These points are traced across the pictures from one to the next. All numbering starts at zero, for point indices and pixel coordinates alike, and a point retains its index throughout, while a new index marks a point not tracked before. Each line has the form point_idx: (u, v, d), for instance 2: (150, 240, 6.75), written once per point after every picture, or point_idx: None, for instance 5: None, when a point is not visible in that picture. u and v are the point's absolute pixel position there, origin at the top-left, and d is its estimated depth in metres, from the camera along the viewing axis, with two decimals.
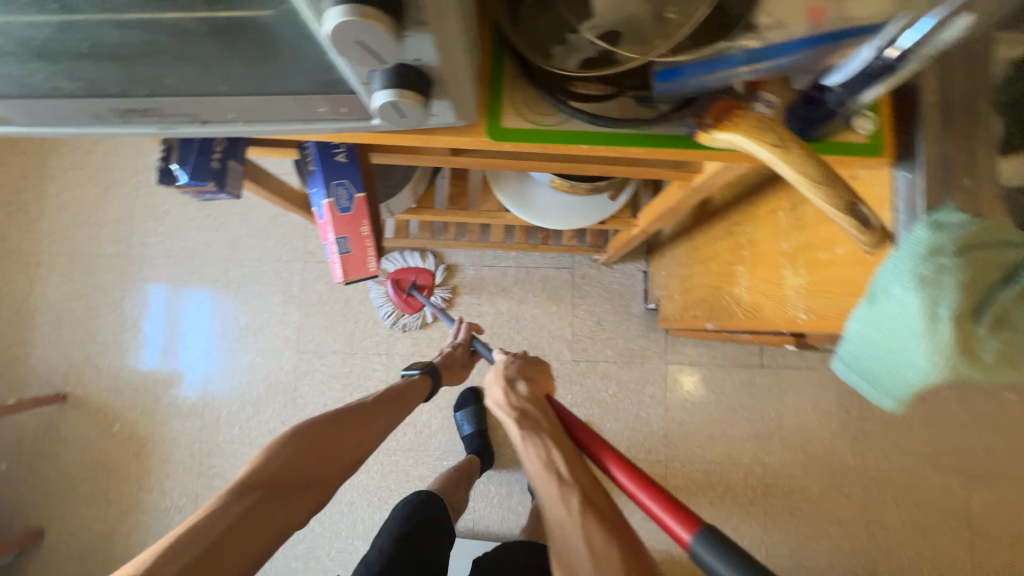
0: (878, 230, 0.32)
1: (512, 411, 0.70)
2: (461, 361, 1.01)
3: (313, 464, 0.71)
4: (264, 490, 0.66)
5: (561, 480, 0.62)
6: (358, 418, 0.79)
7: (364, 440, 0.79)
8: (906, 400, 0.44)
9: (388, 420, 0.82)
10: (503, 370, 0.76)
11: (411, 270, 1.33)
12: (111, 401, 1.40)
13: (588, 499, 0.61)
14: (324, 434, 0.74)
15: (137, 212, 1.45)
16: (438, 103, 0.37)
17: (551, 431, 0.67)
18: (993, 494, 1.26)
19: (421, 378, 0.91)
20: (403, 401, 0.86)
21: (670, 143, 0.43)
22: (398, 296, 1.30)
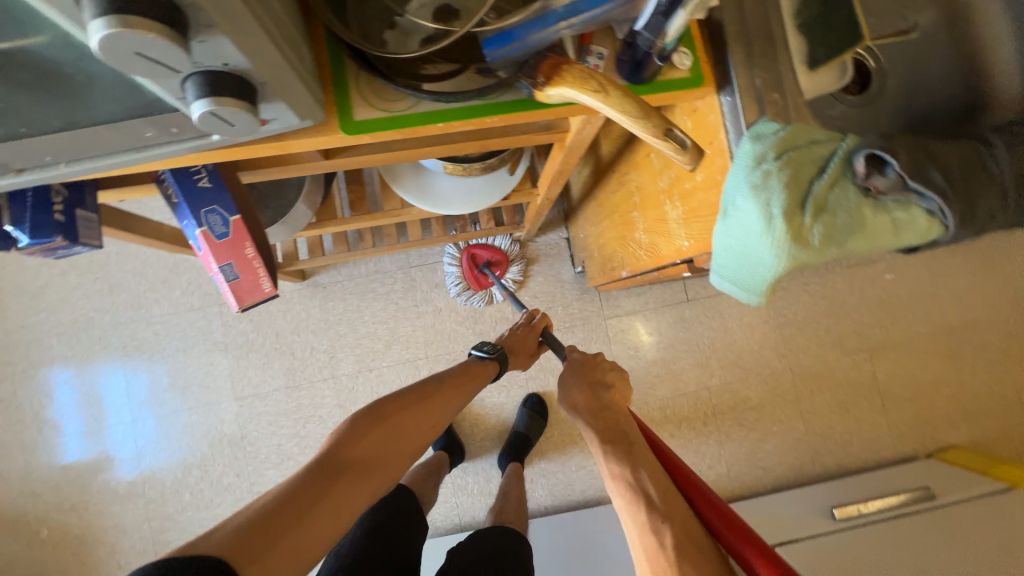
0: (694, 149, 0.37)
1: (591, 420, 0.73)
2: (528, 350, 0.95)
3: (394, 441, 0.69)
4: (347, 466, 0.63)
5: (653, 504, 0.61)
6: (434, 398, 0.76)
7: (437, 421, 0.76)
8: (762, 292, 0.50)
9: (460, 400, 0.80)
10: (581, 375, 0.78)
11: (489, 246, 1.33)
12: (30, 506, 1.25)
13: (685, 530, 0.59)
14: (400, 413, 0.72)
15: (7, 292, 1.28)
16: (272, 106, 0.36)
17: (638, 448, 0.68)
18: (890, 362, 1.48)
19: (489, 362, 0.87)
20: (473, 377, 0.83)
21: (519, 107, 0.45)
22: (471, 271, 1.31)
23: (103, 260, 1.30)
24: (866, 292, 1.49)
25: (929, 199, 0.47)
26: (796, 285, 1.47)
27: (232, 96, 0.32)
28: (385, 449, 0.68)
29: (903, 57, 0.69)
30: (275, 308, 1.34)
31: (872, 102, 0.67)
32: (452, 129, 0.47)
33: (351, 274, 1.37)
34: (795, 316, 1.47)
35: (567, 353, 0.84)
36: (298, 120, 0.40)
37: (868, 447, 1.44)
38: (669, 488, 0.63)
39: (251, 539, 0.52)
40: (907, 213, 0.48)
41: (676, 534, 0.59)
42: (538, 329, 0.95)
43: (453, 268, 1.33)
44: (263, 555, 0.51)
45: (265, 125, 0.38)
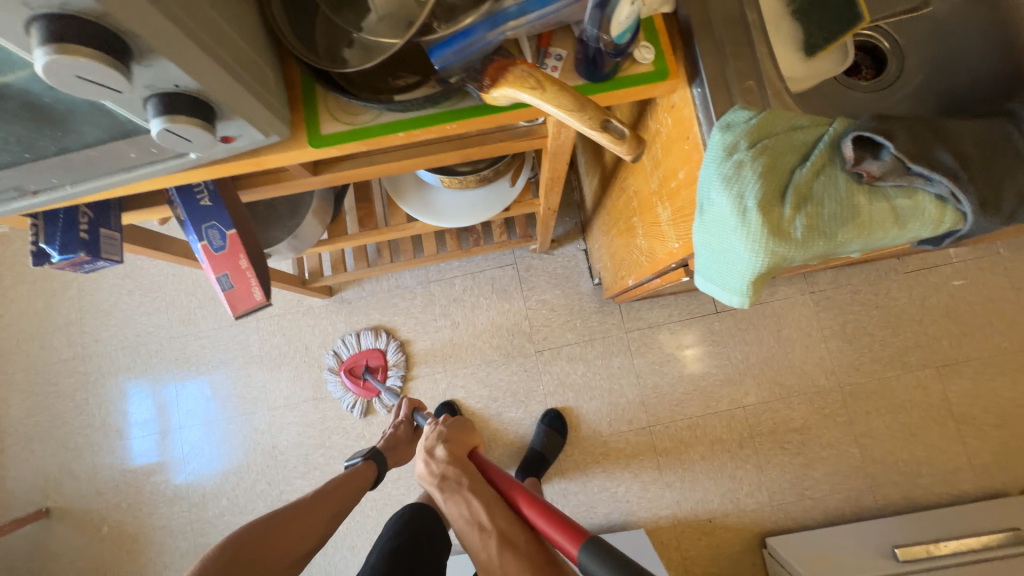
0: (632, 138, 0.36)
1: (436, 478, 0.73)
2: (405, 440, 1.06)
3: (255, 564, 0.74)
4: None
5: (482, 529, 0.64)
6: (303, 509, 0.84)
7: (308, 533, 0.82)
8: (745, 291, 0.46)
9: (332, 511, 0.87)
10: (425, 441, 0.79)
11: (362, 354, 1.37)
12: (95, 504, 1.38)
13: (506, 539, 0.62)
14: (264, 535, 0.78)
15: (86, 310, 1.46)
16: (233, 123, 0.40)
17: (472, 485, 0.69)
18: (965, 380, 1.29)
19: (363, 464, 0.97)
20: (348, 488, 0.91)
21: (476, 112, 0.46)
22: (356, 384, 1.35)
23: (162, 281, 1.46)
24: (929, 301, 1.33)
25: (937, 182, 0.42)
26: (842, 294, 1.34)
27: (186, 114, 0.35)
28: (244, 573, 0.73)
29: (925, 34, 0.63)
30: (304, 323, 1.42)
31: (889, 86, 0.61)
32: (415, 137, 0.48)
33: (374, 290, 1.42)
34: (843, 328, 1.33)
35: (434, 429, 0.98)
36: (262, 135, 0.43)
37: (943, 478, 1.25)
38: (498, 508, 0.66)
39: None
40: (912, 199, 0.43)
41: (498, 542, 0.62)
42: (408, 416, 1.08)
43: (337, 387, 1.37)
44: None
45: (233, 141, 0.42)
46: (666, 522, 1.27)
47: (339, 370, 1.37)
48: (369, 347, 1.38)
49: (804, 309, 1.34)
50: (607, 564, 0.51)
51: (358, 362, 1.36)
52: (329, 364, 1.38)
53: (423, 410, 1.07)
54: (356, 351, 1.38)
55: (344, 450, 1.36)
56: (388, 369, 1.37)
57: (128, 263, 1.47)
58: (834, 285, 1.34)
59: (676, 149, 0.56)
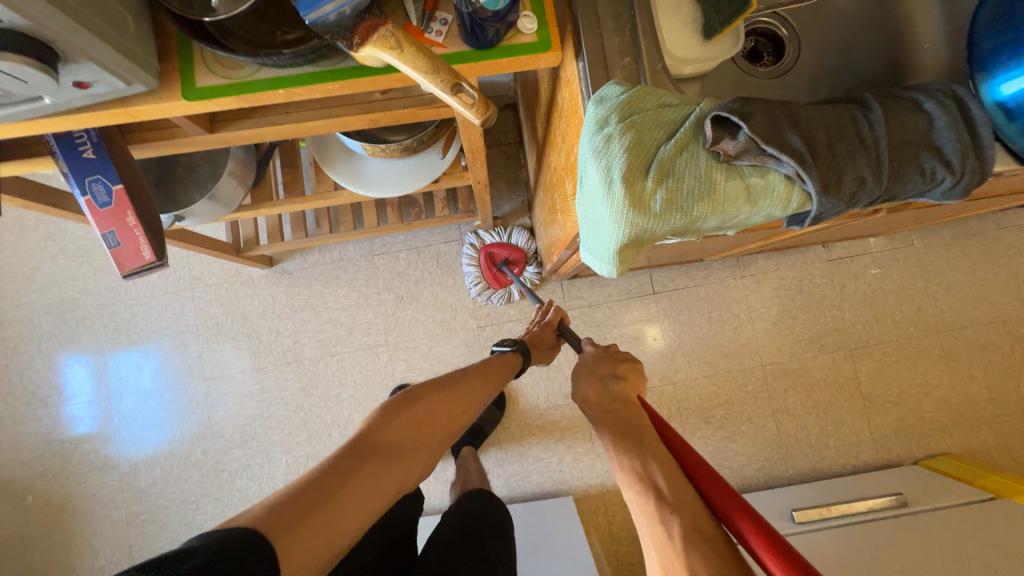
0: (480, 104, 0.43)
1: (604, 414, 0.70)
2: (547, 343, 0.97)
3: (422, 429, 0.68)
4: (378, 452, 0.62)
5: (662, 499, 0.55)
6: (463, 383, 0.76)
7: (465, 410, 0.75)
8: (613, 262, 0.49)
9: (486, 392, 0.79)
10: (595, 369, 0.76)
11: (508, 246, 1.31)
12: (18, 473, 1.34)
13: (694, 527, 0.52)
14: (427, 400, 0.71)
15: (3, 274, 1.38)
16: (81, 69, 0.39)
17: (648, 438, 0.62)
18: (874, 362, 1.40)
19: (512, 354, 0.87)
20: (498, 370, 0.83)
21: (356, 74, 0.46)
22: (489, 270, 1.30)
23: (89, 246, 1.39)
24: (848, 288, 1.42)
25: (785, 164, 0.45)
26: (771, 279, 1.41)
27: (16, 52, 0.34)
28: (412, 435, 0.67)
29: (822, 24, 0.65)
30: (243, 292, 1.39)
31: (783, 73, 0.64)
32: (297, 96, 0.48)
33: (317, 261, 1.40)
34: (770, 311, 1.41)
35: (582, 346, 0.85)
36: (124, 83, 0.42)
37: (846, 451, 1.36)
38: (682, 482, 0.56)
39: (289, 510, 0.52)
40: (763, 178, 0.46)
41: (684, 527, 0.52)
42: (553, 324, 0.97)
43: (471, 267, 1.32)
44: (305, 522, 0.51)
45: (89, 87, 0.41)
46: (597, 491, 1.34)
47: (478, 251, 1.32)
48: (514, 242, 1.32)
49: (736, 292, 1.41)
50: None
51: (502, 253, 1.30)
52: (472, 243, 1.33)
53: (568, 326, 0.94)
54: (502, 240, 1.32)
55: (285, 420, 1.36)
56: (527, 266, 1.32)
57: (53, 226, 1.39)
58: (763, 270, 1.42)
59: (572, 125, 0.57)
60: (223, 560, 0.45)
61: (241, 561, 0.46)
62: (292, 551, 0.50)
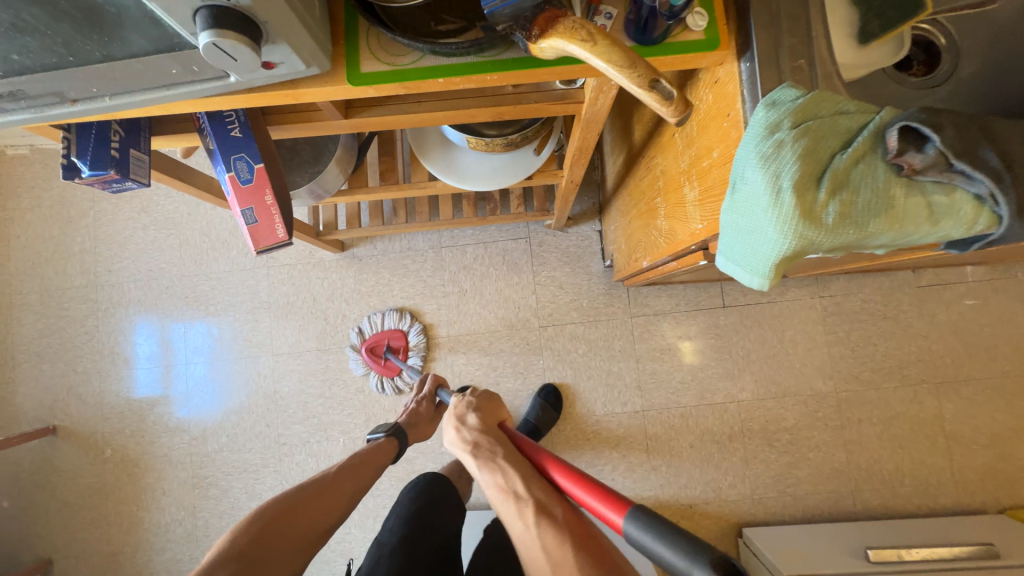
0: (678, 101, 0.37)
1: (467, 444, 0.69)
2: (427, 417, 1.01)
3: (285, 537, 0.72)
4: (234, 565, 0.67)
5: (518, 499, 0.59)
6: (330, 483, 0.81)
7: (332, 507, 0.79)
8: (767, 274, 0.46)
9: (357, 485, 0.83)
10: (454, 410, 0.75)
11: (386, 334, 1.37)
12: (99, 427, 1.43)
13: (542, 507, 0.57)
14: (286, 509, 0.75)
15: (101, 240, 1.47)
16: (276, 49, 0.40)
17: (504, 452, 0.65)
18: (962, 400, 1.30)
19: (385, 440, 0.92)
20: (371, 464, 0.87)
21: (516, 65, 0.46)
22: (376, 362, 1.36)
23: (177, 219, 1.47)
24: (938, 317, 1.32)
25: (978, 182, 0.41)
26: (852, 302, 1.34)
27: (233, 30, 0.35)
28: (271, 544, 0.71)
29: (986, 34, 0.59)
30: (314, 274, 1.44)
31: (941, 83, 0.58)
32: (454, 85, 0.48)
33: (385, 250, 1.43)
34: (848, 335, 1.34)
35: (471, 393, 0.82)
36: (304, 66, 0.43)
37: (923, 491, 1.27)
38: (532, 475, 0.61)
39: None
40: (948, 196, 0.42)
41: (535, 513, 0.57)
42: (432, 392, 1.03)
43: (357, 362, 1.38)
44: None
45: (274, 68, 0.42)
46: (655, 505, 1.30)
47: (361, 345, 1.38)
48: (389, 327, 1.38)
49: (812, 313, 1.34)
50: (653, 535, 0.43)
51: (380, 342, 1.36)
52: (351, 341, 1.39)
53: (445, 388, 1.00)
54: (380, 329, 1.38)
55: (344, 402, 1.39)
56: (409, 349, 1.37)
57: (146, 198, 1.48)
58: (845, 292, 1.34)
59: (714, 127, 0.55)
60: None
61: None
62: None
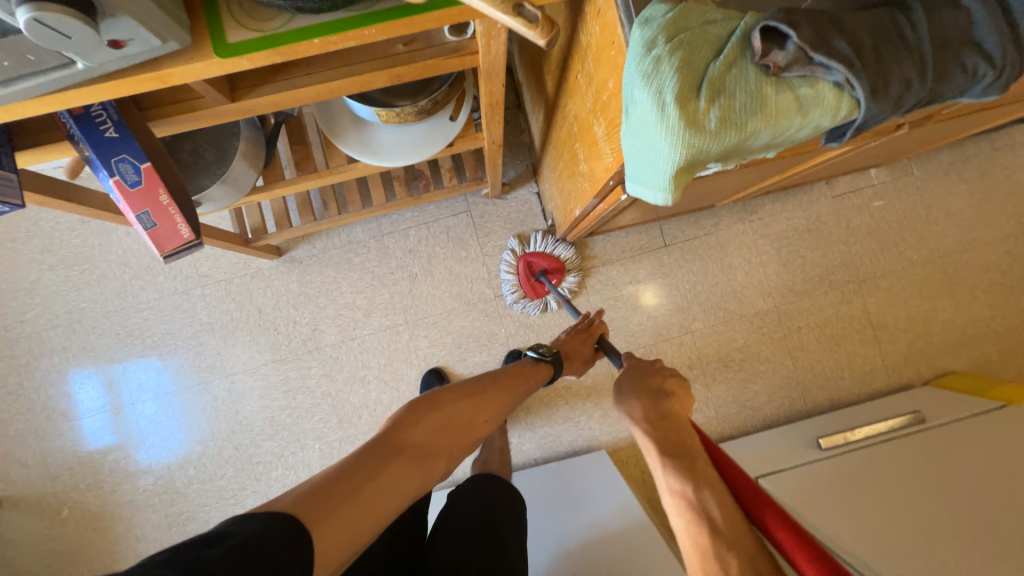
0: (543, 22, 0.37)
1: (654, 432, 0.69)
2: (581, 356, 1.05)
3: (445, 431, 0.71)
4: (407, 450, 0.64)
5: (718, 532, 0.55)
6: (483, 393, 0.81)
7: (483, 416, 0.79)
8: (668, 188, 0.49)
9: (503, 400, 0.83)
10: (639, 394, 0.77)
11: (547, 258, 1.34)
12: (50, 488, 1.33)
13: (754, 567, 0.52)
14: (448, 404, 0.74)
15: (3, 290, 1.34)
16: (119, 23, 0.36)
17: (698, 459, 0.62)
18: (883, 293, 1.44)
19: (544, 364, 0.96)
20: (517, 382, 0.88)
21: (390, 15, 0.45)
22: (527, 280, 1.33)
23: (89, 253, 1.35)
24: (853, 222, 1.44)
25: (835, 71, 0.44)
26: (778, 221, 1.43)
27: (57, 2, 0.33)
28: (437, 436, 0.69)
29: None
30: (255, 286, 1.37)
31: None
32: (332, 46, 0.46)
33: (326, 247, 1.38)
34: (778, 253, 1.43)
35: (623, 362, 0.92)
36: (160, 41, 0.40)
37: (861, 379, 1.41)
38: (734, 508, 0.57)
39: (325, 495, 0.53)
40: (812, 88, 0.46)
41: (742, 567, 0.52)
42: (593, 336, 1.07)
43: (509, 275, 1.34)
44: (338, 514, 0.52)
45: (124, 46, 0.39)
46: (631, 443, 1.37)
47: (517, 260, 1.34)
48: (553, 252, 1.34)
49: (746, 238, 1.43)
50: None
51: (540, 262, 1.33)
52: (510, 252, 1.35)
53: (609, 338, 1.04)
54: (542, 251, 1.34)
55: (313, 408, 1.36)
56: (566, 275, 1.35)
57: (46, 236, 1.35)
58: (771, 213, 1.43)
59: (605, 58, 0.56)
60: (260, 545, 0.44)
61: (279, 544, 0.45)
62: (328, 541, 0.50)
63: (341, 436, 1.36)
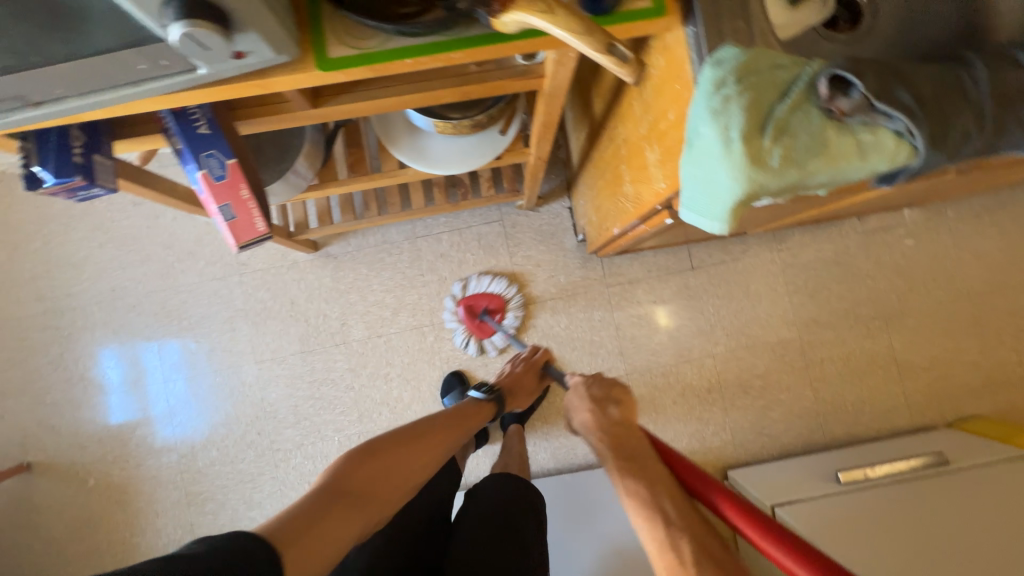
0: (633, 61, 0.41)
1: (607, 436, 0.73)
2: (526, 388, 1.09)
3: (387, 476, 0.71)
4: (347, 497, 0.65)
5: (669, 522, 0.60)
6: (430, 434, 0.82)
7: (428, 458, 0.79)
8: (726, 219, 0.52)
9: (449, 440, 0.85)
10: (589, 396, 0.81)
11: (484, 297, 1.38)
12: (79, 458, 1.38)
13: (703, 549, 0.57)
14: (393, 448, 0.74)
15: (54, 264, 1.40)
16: (246, 37, 0.40)
17: (647, 458, 0.67)
18: (909, 331, 1.43)
19: (486, 402, 0.99)
20: (462, 421, 0.90)
21: (480, 41, 0.48)
22: (472, 322, 1.37)
23: (136, 234, 1.41)
24: (882, 259, 1.44)
25: (897, 120, 0.47)
26: (807, 252, 1.44)
27: (205, 19, 0.36)
28: (378, 482, 0.70)
29: None
30: (290, 277, 1.42)
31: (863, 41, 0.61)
32: (421, 66, 0.50)
33: (360, 245, 1.43)
34: (806, 284, 1.44)
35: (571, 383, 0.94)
36: (273, 54, 0.44)
37: (882, 417, 1.40)
38: (682, 497, 0.63)
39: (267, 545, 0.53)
40: (873, 134, 0.48)
41: (693, 548, 0.57)
42: (537, 365, 1.11)
43: (455, 323, 1.38)
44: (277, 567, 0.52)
45: (244, 57, 0.42)
46: None
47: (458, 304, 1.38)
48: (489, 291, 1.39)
49: (773, 266, 1.44)
50: None
51: (479, 302, 1.37)
52: (452, 298, 1.39)
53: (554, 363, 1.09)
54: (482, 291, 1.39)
55: (335, 401, 1.40)
56: (507, 312, 1.38)
57: (99, 215, 1.42)
58: (800, 243, 1.44)
59: (667, 91, 0.59)
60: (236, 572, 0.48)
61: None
62: None
63: (360, 429, 1.39)
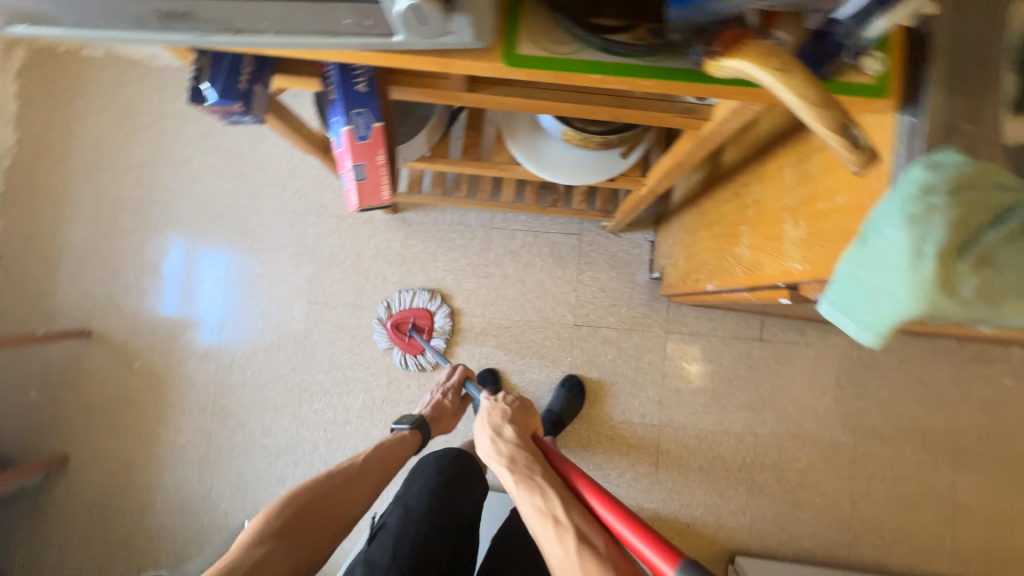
0: (866, 150, 0.36)
1: (505, 457, 0.81)
2: (449, 412, 1.13)
3: (317, 517, 0.84)
4: (280, 538, 0.79)
5: (557, 522, 0.69)
6: (360, 473, 0.92)
7: (359, 495, 0.90)
8: (884, 334, 0.46)
9: (383, 475, 0.94)
10: (490, 419, 0.89)
11: (411, 312, 1.39)
12: (132, 339, 1.47)
13: (584, 539, 0.66)
14: (321, 491, 0.86)
15: (159, 156, 1.48)
16: (458, 18, 0.39)
17: (541, 472, 0.77)
18: (977, 476, 1.30)
19: (409, 432, 1.04)
20: (395, 455, 0.98)
21: (676, 75, 0.45)
22: (399, 339, 1.38)
23: (238, 150, 1.48)
24: (972, 391, 1.32)
25: None
26: (889, 358, 1.34)
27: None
28: (309, 524, 0.83)
29: None
30: (362, 231, 1.45)
31: None
32: (605, 84, 0.47)
33: (436, 219, 1.43)
34: (878, 392, 1.33)
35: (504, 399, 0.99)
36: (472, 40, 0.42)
37: (921, 556, 1.28)
38: (574, 504, 0.72)
39: None
40: None
41: (576, 541, 0.66)
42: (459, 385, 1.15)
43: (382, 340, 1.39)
44: None
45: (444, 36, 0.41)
46: (654, 518, 1.32)
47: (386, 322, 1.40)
48: (416, 307, 1.39)
49: (847, 362, 1.34)
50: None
51: (406, 320, 1.38)
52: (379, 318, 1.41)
53: (474, 380, 1.16)
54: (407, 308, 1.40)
55: (370, 360, 1.42)
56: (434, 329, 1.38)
57: (210, 123, 1.48)
58: (885, 348, 1.34)
59: (843, 171, 0.54)
60: None
61: None
62: None
63: (386, 395, 1.40)
